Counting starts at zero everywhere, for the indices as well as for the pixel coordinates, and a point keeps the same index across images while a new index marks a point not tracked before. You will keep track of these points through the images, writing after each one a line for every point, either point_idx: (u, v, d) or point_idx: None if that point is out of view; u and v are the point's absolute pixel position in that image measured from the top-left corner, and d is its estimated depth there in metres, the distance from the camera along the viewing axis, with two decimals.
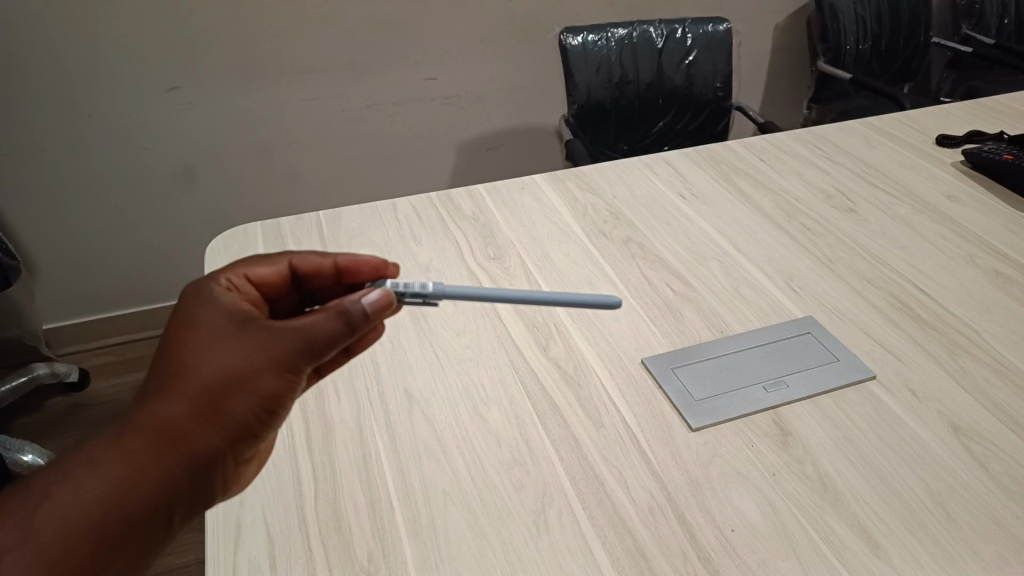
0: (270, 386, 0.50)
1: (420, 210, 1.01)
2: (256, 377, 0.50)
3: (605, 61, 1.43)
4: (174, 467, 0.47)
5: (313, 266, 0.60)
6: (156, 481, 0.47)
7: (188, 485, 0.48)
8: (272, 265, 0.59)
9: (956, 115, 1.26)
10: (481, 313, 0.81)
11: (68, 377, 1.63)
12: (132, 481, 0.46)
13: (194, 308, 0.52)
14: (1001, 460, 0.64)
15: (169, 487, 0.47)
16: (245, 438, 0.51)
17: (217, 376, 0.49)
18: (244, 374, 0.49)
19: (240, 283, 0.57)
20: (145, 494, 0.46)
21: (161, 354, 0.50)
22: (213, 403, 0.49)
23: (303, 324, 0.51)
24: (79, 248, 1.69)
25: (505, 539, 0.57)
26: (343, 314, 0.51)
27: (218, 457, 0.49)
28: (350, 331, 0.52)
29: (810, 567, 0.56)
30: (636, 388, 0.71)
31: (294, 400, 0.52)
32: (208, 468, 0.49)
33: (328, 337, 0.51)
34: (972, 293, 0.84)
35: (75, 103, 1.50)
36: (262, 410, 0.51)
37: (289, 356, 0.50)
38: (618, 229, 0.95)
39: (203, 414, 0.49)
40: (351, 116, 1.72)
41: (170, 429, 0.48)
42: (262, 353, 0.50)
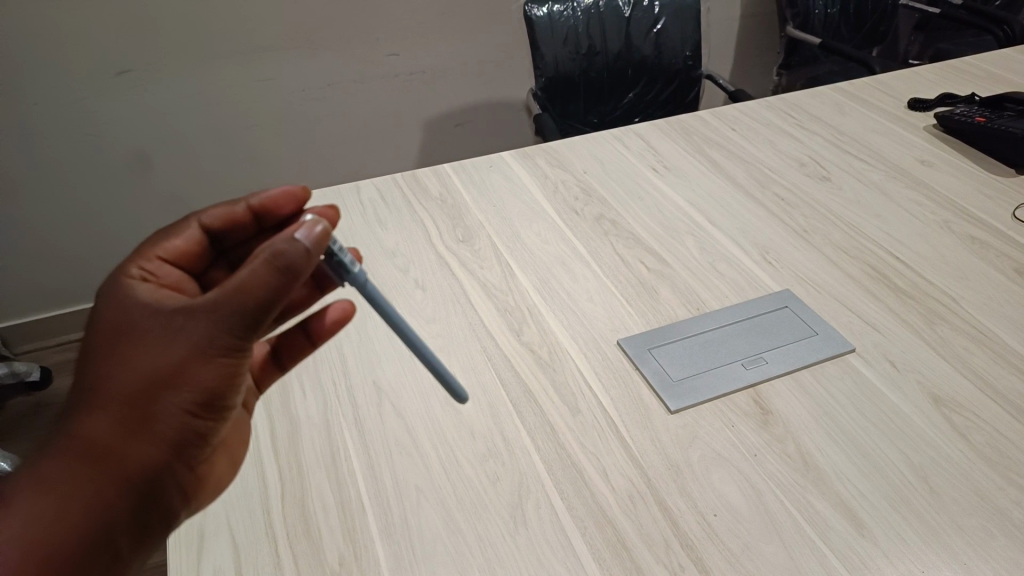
0: (200, 376, 0.46)
1: (385, 192, 0.97)
2: (180, 371, 0.46)
3: (571, 32, 1.39)
4: (109, 487, 0.45)
5: (226, 215, 0.57)
6: (90, 506, 0.44)
7: (130, 500, 0.46)
8: (182, 237, 0.56)
9: (927, 78, 1.25)
10: (450, 298, 0.78)
11: (29, 376, 1.59)
12: (62, 514, 0.44)
13: (106, 304, 0.49)
14: (982, 430, 0.63)
15: (106, 507, 0.45)
16: (191, 437, 0.48)
17: (137, 379, 0.46)
18: (168, 369, 0.46)
19: (155, 265, 0.54)
20: (79, 524, 0.44)
21: (81, 365, 0.47)
22: (139, 409, 0.46)
23: (221, 296, 0.45)
24: (33, 242, 1.63)
25: (481, 535, 0.55)
26: (265, 269, 0.45)
27: (160, 464, 0.47)
28: (280, 289, 0.45)
29: (795, 550, 0.54)
30: (612, 370, 0.69)
31: (238, 380, 0.48)
32: (150, 479, 0.47)
33: (251, 308, 0.45)
34: (948, 260, 0.83)
35: (18, 91, 1.43)
36: (199, 404, 0.47)
37: (217, 336, 0.46)
38: (590, 206, 0.93)
39: (129, 422, 0.46)
40: (311, 96, 1.66)
41: (101, 448, 0.45)
42: (183, 341, 0.46)
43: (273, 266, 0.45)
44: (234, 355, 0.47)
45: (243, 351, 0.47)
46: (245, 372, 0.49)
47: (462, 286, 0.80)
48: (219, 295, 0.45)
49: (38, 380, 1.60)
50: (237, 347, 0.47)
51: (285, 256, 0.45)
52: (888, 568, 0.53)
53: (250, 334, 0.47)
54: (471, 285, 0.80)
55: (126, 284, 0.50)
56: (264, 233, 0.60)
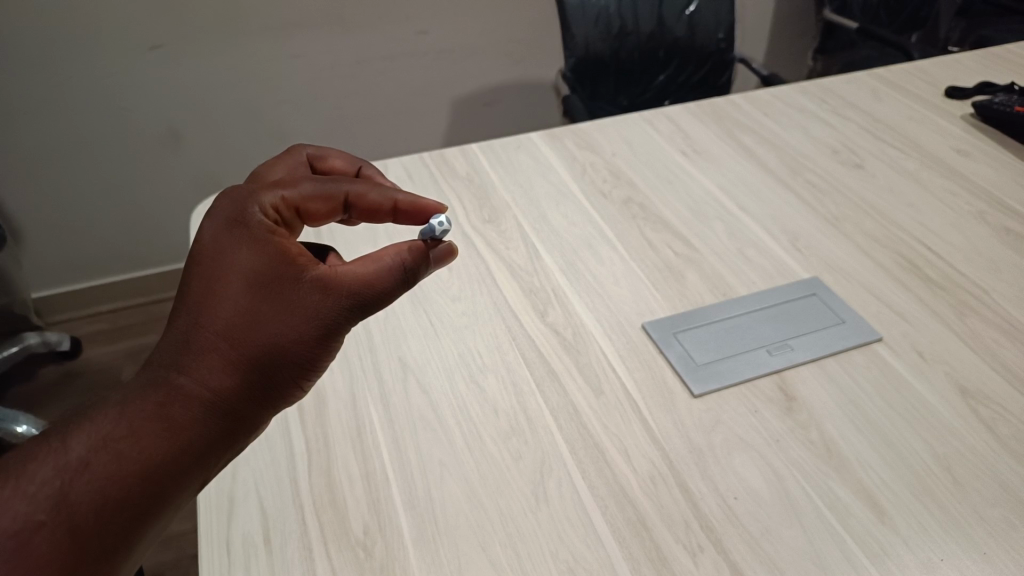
0: (317, 354, 0.51)
1: (413, 171, 0.97)
2: (305, 346, 0.50)
3: (603, 12, 1.38)
4: (217, 439, 0.48)
5: (372, 203, 0.60)
6: (202, 453, 0.48)
7: (229, 451, 0.50)
8: (324, 199, 0.57)
9: (966, 65, 1.22)
10: (477, 277, 0.79)
11: (60, 345, 1.63)
12: (178, 458, 0.46)
13: (235, 253, 0.51)
14: (1008, 423, 0.63)
15: (212, 456, 0.48)
16: (287, 400, 0.52)
17: (266, 344, 0.49)
18: (296, 343, 0.50)
19: (287, 214, 0.56)
20: (191, 468, 0.47)
21: (199, 309, 0.50)
22: (261, 372, 0.49)
23: (359, 288, 0.52)
24: (67, 213, 1.66)
25: (504, 510, 0.56)
26: (400, 274, 0.53)
27: (260, 422, 0.51)
28: (402, 292, 0.53)
29: (814, 535, 0.55)
30: (636, 353, 0.69)
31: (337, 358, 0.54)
32: (249, 435, 0.51)
33: (378, 306, 0.53)
34: (981, 252, 0.82)
35: (53, 64, 1.45)
36: (303, 377, 0.52)
37: (344, 322, 0.51)
38: (618, 188, 0.92)
39: (248, 382, 0.49)
40: (340, 73, 1.67)
41: (216, 401, 0.48)
42: (314, 320, 0.50)
43: (404, 273, 0.53)
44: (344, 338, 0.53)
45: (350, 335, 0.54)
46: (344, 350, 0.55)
47: (488, 266, 0.80)
48: (357, 285, 0.51)
49: (68, 350, 1.64)
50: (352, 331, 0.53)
51: (415, 266, 0.53)
52: (908, 555, 0.53)
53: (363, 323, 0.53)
54: (496, 265, 0.80)
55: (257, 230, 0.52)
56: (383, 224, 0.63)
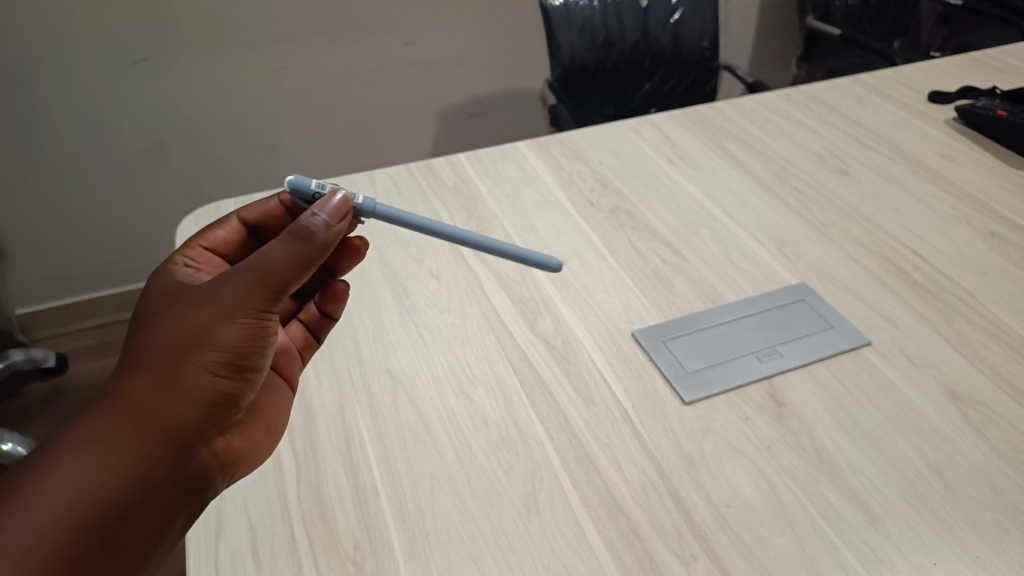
0: (228, 336, 0.51)
1: (400, 182, 0.97)
2: (209, 331, 0.50)
3: (589, 22, 1.39)
4: (148, 443, 0.47)
5: (263, 211, 0.67)
6: (133, 461, 0.46)
7: (169, 460, 0.48)
8: (224, 228, 0.65)
9: (948, 70, 1.23)
10: (465, 288, 0.79)
11: (45, 362, 1.61)
12: (104, 467, 0.45)
13: (149, 292, 0.55)
14: (998, 426, 0.63)
15: (147, 464, 0.47)
16: (225, 403, 0.51)
17: (175, 341, 0.50)
18: (205, 330, 0.50)
19: (203, 259, 0.63)
20: (123, 477, 0.46)
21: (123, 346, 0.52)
22: (174, 368, 0.49)
23: (250, 263, 0.52)
24: (52, 229, 1.65)
25: (495, 523, 0.56)
26: (289, 237, 0.52)
27: (197, 428, 0.49)
28: (302, 253, 0.52)
29: (807, 542, 0.54)
30: (626, 362, 0.69)
31: (266, 348, 0.53)
32: (191, 441, 0.49)
33: (276, 272, 0.52)
34: (967, 256, 0.82)
35: (36, 79, 1.44)
36: (224, 366, 0.51)
37: (247, 297, 0.51)
38: (606, 197, 0.93)
39: (164, 384, 0.49)
40: (326, 85, 1.67)
41: (141, 409, 0.48)
42: (217, 304, 0.51)
43: (295, 235, 0.52)
44: (263, 319, 0.52)
45: (270, 316, 0.53)
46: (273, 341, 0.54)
47: (477, 276, 0.80)
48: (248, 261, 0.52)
49: (54, 367, 1.63)
50: (263, 309, 0.52)
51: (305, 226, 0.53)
52: (901, 561, 0.53)
53: (275, 296, 0.52)
54: (485, 275, 0.80)
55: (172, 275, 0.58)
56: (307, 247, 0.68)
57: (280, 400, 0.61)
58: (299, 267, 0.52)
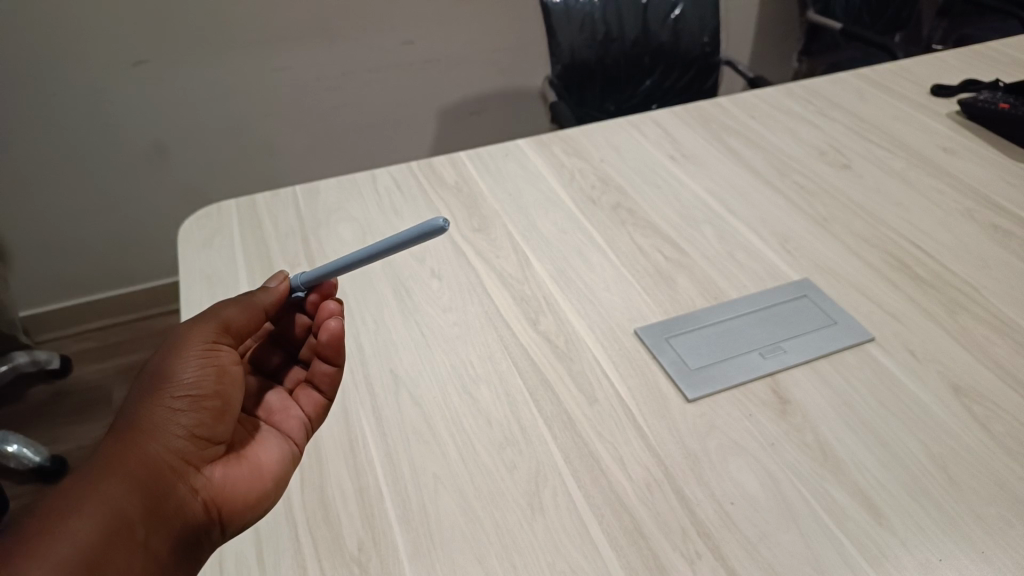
0: (185, 374, 0.53)
1: (401, 181, 0.97)
2: (165, 375, 0.52)
3: (588, 18, 1.38)
4: (116, 472, 0.46)
5: None
6: (104, 493, 0.45)
7: (142, 491, 0.46)
8: None
9: (950, 63, 1.23)
10: (467, 287, 0.78)
11: (49, 364, 1.62)
12: (74, 505, 0.44)
13: None
14: (1002, 420, 0.63)
15: (120, 496, 0.45)
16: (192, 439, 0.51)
17: (136, 393, 0.52)
18: (161, 376, 0.52)
19: None
20: (94, 504, 0.44)
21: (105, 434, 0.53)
22: (136, 415, 0.50)
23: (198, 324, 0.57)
24: (53, 231, 1.65)
25: (499, 522, 0.56)
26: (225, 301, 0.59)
27: (167, 460, 0.49)
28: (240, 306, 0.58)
29: (812, 539, 0.54)
30: (629, 359, 0.69)
31: (226, 387, 0.54)
32: (160, 471, 0.48)
33: (226, 316, 0.57)
34: (970, 249, 0.82)
35: (36, 82, 1.44)
36: (185, 399, 0.52)
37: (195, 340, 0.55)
38: (607, 194, 0.92)
39: (128, 430, 0.49)
40: (326, 85, 1.67)
41: (109, 451, 0.48)
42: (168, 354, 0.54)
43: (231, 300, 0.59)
44: (213, 356, 0.54)
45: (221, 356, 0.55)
46: (235, 376, 0.55)
47: (479, 275, 0.80)
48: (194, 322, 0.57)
49: (58, 369, 1.63)
50: (215, 347, 0.55)
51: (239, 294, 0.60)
52: (906, 557, 0.53)
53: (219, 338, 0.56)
54: (487, 273, 0.80)
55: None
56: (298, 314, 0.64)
57: (277, 447, 0.56)
58: (241, 307, 0.58)
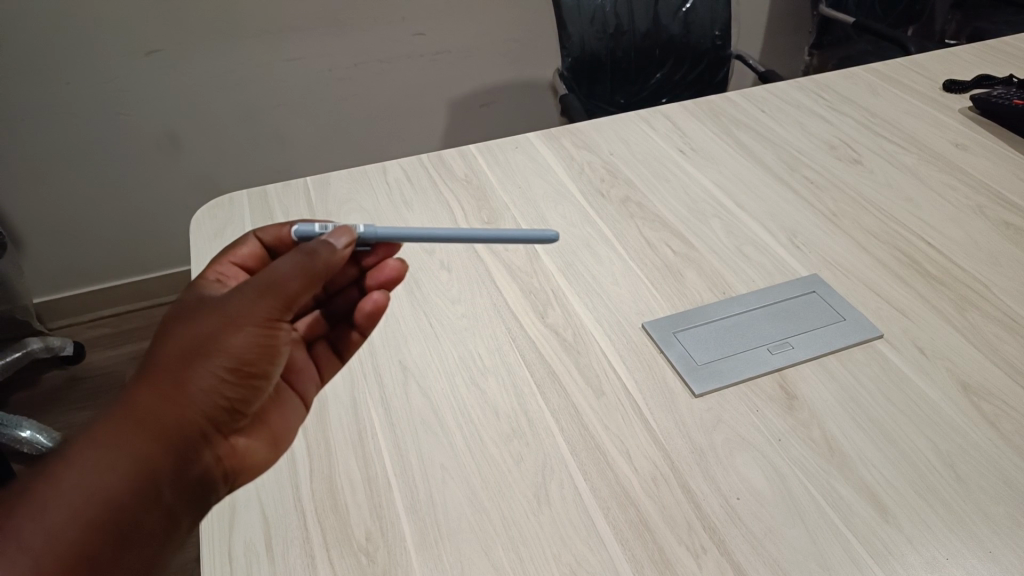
0: (237, 345, 0.51)
1: (411, 173, 0.97)
2: (216, 338, 0.51)
3: (599, 11, 1.38)
4: (155, 441, 0.47)
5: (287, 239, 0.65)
6: (141, 460, 0.46)
7: (176, 461, 0.48)
8: (248, 248, 0.64)
9: (963, 58, 1.22)
10: (476, 279, 0.79)
11: (63, 350, 1.63)
12: (112, 472, 0.45)
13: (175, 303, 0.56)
14: (1012, 418, 0.63)
15: (154, 465, 0.47)
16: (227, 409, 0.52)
17: (183, 347, 0.51)
18: (210, 339, 0.51)
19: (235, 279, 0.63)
20: (130, 476, 0.46)
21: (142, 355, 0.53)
22: (180, 373, 0.50)
23: (261, 278, 0.54)
24: (66, 220, 1.66)
25: (506, 514, 0.56)
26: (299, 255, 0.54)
27: (200, 430, 0.50)
28: (310, 271, 0.54)
29: (818, 535, 0.54)
30: (637, 353, 0.69)
31: (271, 363, 0.54)
32: (193, 442, 0.49)
33: (291, 283, 0.54)
34: (981, 246, 0.82)
35: (49, 71, 1.45)
36: (230, 372, 0.51)
37: (255, 311, 0.53)
38: (616, 188, 0.92)
39: (170, 388, 0.49)
40: (337, 76, 1.67)
41: (149, 410, 0.48)
42: (224, 313, 0.52)
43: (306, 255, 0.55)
44: (267, 329, 0.53)
45: (276, 329, 0.54)
46: (282, 350, 0.55)
47: (487, 268, 0.80)
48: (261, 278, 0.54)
49: (71, 355, 1.64)
50: (271, 319, 0.53)
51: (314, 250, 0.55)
52: (912, 554, 0.53)
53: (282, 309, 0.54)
54: (496, 266, 0.80)
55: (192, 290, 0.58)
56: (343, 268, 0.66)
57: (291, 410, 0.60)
58: (305, 274, 0.54)
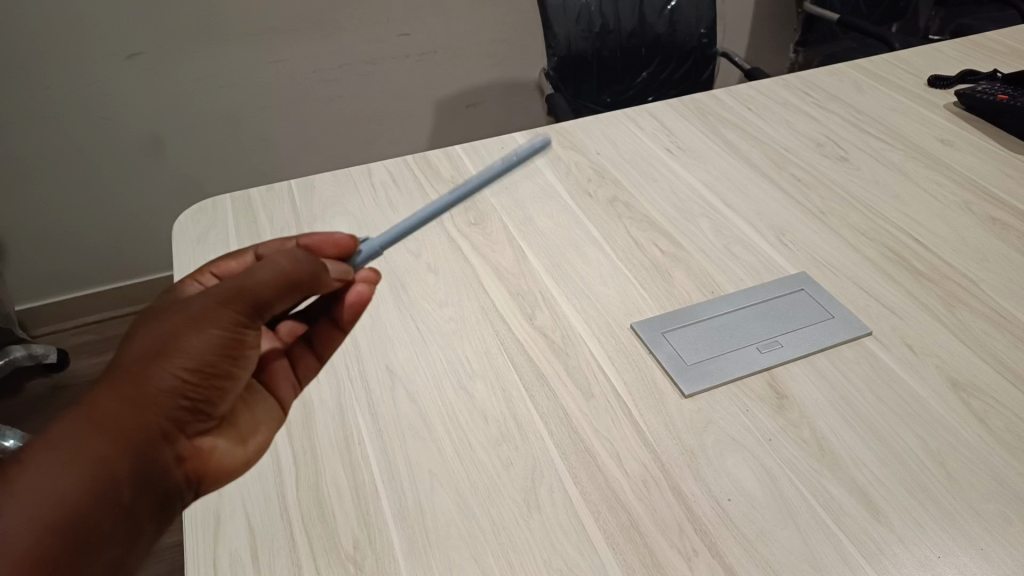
0: (199, 347, 0.51)
1: (396, 175, 0.96)
2: (179, 340, 0.51)
3: (585, 10, 1.37)
4: (113, 442, 0.47)
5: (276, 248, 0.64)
6: (99, 462, 0.46)
7: (137, 463, 0.48)
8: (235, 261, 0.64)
9: (947, 54, 1.22)
10: (463, 282, 0.78)
11: (46, 358, 1.60)
12: (68, 476, 0.45)
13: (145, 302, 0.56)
14: (1001, 415, 0.63)
15: (113, 466, 0.47)
16: (191, 411, 0.51)
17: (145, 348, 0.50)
18: (174, 340, 0.50)
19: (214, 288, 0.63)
20: (87, 478, 0.46)
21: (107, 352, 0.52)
22: (142, 374, 0.49)
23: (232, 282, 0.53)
24: (49, 225, 1.64)
25: (496, 520, 0.55)
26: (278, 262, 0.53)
27: (162, 431, 0.50)
28: (285, 278, 0.53)
29: (810, 536, 0.54)
30: (626, 354, 0.69)
31: (238, 364, 0.53)
32: (155, 444, 0.49)
33: (263, 288, 0.53)
34: (968, 242, 0.82)
35: (30, 75, 1.43)
36: (192, 373, 0.50)
37: (222, 313, 0.52)
38: (603, 188, 0.92)
39: (129, 391, 0.49)
40: (322, 77, 1.66)
41: (109, 410, 0.48)
42: (192, 315, 0.52)
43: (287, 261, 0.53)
44: (235, 331, 0.52)
45: (244, 331, 0.53)
46: (250, 352, 0.54)
47: (475, 270, 0.79)
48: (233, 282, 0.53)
49: (55, 363, 1.61)
50: (238, 322, 0.52)
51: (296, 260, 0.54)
52: (904, 554, 0.53)
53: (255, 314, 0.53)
54: (483, 269, 0.80)
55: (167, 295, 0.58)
56: None
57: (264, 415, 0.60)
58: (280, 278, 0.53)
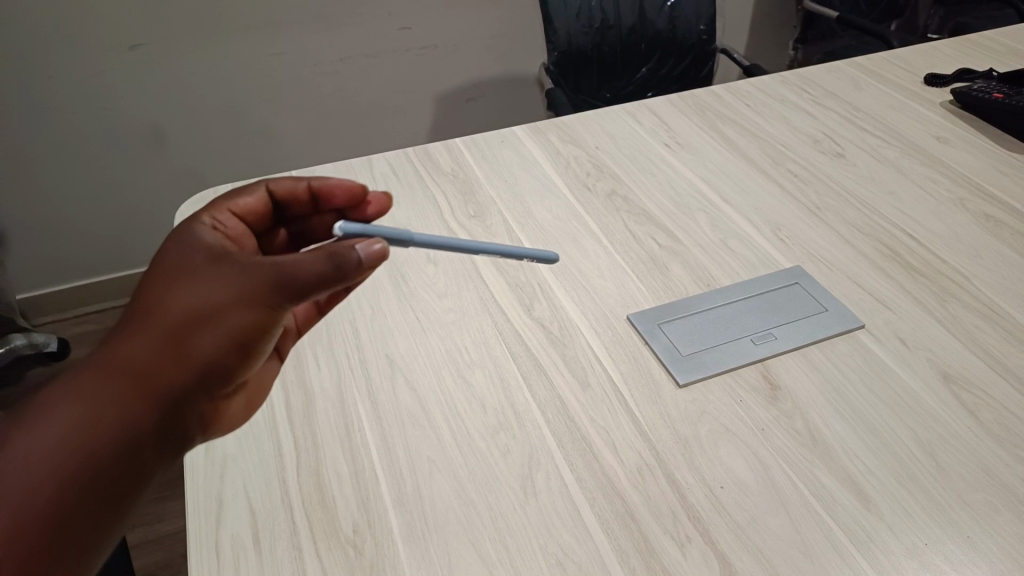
0: (240, 321, 0.50)
1: (397, 167, 0.97)
2: (218, 312, 0.49)
3: (585, 6, 1.38)
4: (141, 404, 0.48)
5: (289, 190, 0.65)
6: (124, 423, 0.47)
7: (160, 424, 0.49)
8: (253, 196, 0.64)
9: (944, 52, 1.23)
10: (463, 273, 0.79)
11: (46, 346, 1.62)
12: (96, 434, 0.46)
13: (178, 242, 0.54)
14: (991, 408, 0.64)
15: (137, 428, 0.47)
16: (218, 376, 0.51)
17: (183, 311, 0.49)
18: (212, 310, 0.49)
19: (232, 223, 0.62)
20: (115, 436, 0.46)
21: (135, 294, 0.51)
22: (177, 337, 0.49)
23: (278, 259, 0.50)
24: (50, 215, 1.65)
25: (493, 506, 0.56)
26: (328, 257, 0.50)
27: (185, 395, 0.50)
28: (328, 274, 0.50)
29: (800, 524, 0.55)
30: (622, 345, 0.70)
31: (267, 337, 0.53)
32: (178, 406, 0.50)
33: (306, 280, 0.50)
34: (962, 238, 0.83)
35: (32, 65, 1.43)
36: (227, 344, 0.50)
37: (263, 293, 0.50)
38: (602, 181, 0.93)
39: (165, 350, 0.49)
40: (323, 70, 1.66)
41: (139, 368, 0.48)
42: (232, 288, 0.50)
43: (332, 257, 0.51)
44: (272, 312, 0.51)
45: (281, 313, 0.52)
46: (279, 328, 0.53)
47: (474, 262, 0.80)
48: (277, 262, 0.50)
49: (55, 352, 1.63)
50: (279, 305, 0.51)
51: (339, 254, 0.51)
52: (892, 542, 0.54)
53: (296, 299, 0.51)
54: (482, 261, 0.80)
55: (189, 232, 0.55)
56: (320, 214, 0.69)
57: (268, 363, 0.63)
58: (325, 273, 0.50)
